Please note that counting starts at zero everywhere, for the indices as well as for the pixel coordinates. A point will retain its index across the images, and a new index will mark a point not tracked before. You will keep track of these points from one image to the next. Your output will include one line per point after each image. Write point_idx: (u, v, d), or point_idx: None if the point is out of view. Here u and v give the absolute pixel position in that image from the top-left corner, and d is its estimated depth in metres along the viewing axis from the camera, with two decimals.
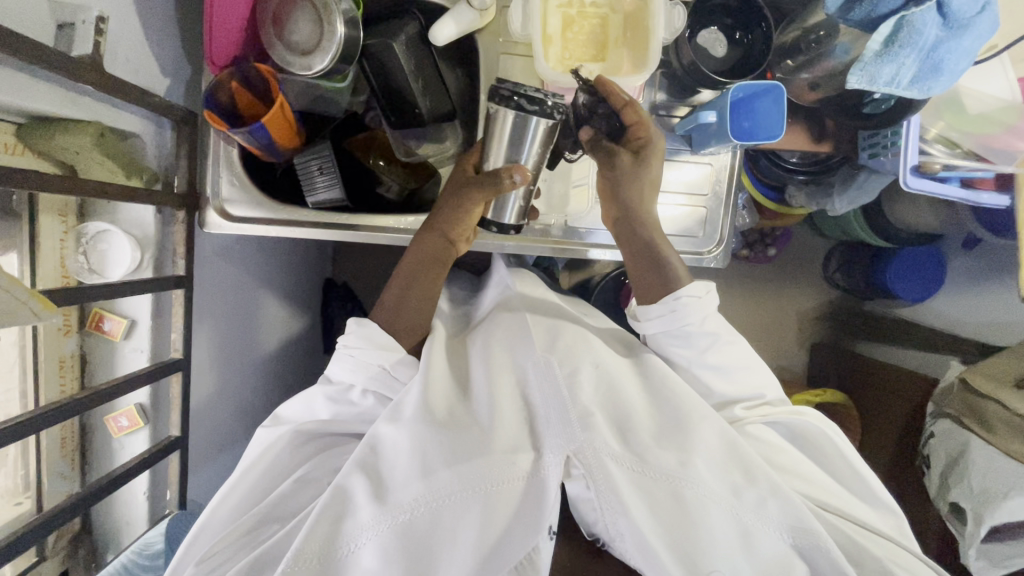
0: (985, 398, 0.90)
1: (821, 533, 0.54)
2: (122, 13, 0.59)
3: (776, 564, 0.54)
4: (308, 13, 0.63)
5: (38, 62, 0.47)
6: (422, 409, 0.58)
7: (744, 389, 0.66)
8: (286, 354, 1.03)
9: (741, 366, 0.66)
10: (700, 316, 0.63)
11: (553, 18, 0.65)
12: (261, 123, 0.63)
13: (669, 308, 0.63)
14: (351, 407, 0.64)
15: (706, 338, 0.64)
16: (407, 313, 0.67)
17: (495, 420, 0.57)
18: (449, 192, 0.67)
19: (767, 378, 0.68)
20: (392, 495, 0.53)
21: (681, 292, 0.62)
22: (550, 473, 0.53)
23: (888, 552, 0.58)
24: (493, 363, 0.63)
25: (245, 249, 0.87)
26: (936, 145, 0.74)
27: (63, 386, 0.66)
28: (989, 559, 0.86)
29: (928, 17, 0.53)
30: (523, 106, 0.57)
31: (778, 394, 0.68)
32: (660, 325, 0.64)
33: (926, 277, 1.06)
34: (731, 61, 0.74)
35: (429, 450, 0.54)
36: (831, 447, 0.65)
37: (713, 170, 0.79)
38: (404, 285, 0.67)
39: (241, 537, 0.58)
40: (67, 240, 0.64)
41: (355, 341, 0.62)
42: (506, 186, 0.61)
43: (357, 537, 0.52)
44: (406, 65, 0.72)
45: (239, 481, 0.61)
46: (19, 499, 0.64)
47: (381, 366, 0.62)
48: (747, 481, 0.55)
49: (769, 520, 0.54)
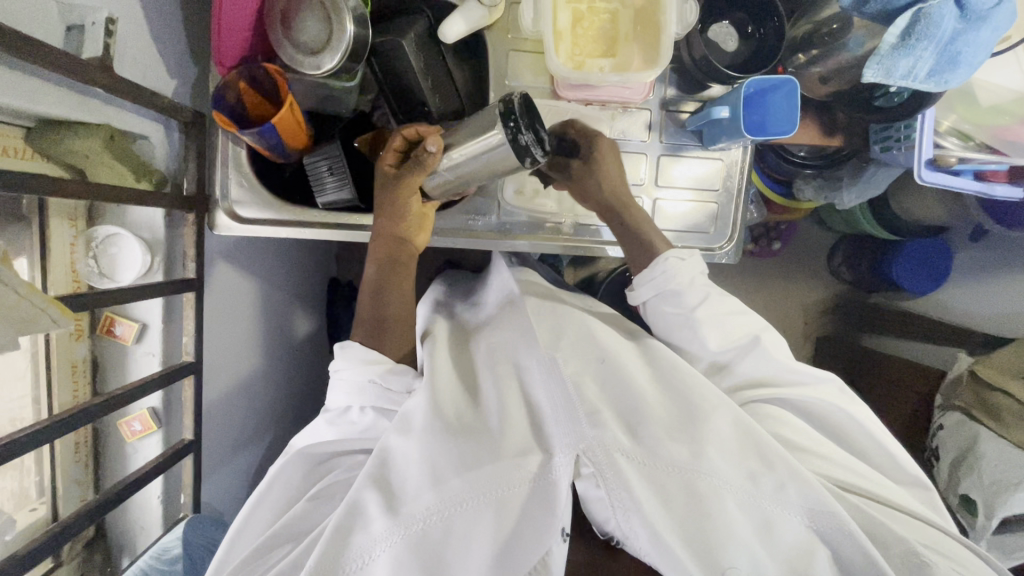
0: (995, 390, 0.89)
1: (841, 513, 0.53)
2: (130, 15, 0.58)
3: (795, 551, 0.54)
4: (315, 12, 0.63)
5: (46, 64, 0.46)
6: (431, 416, 0.57)
7: (737, 335, 0.66)
8: (295, 354, 1.03)
9: (731, 317, 0.66)
10: (688, 277, 0.66)
11: (563, 14, 0.66)
12: (270, 123, 0.62)
13: (658, 272, 0.66)
14: (353, 426, 0.63)
15: (697, 295, 0.65)
16: (392, 305, 0.67)
17: (503, 424, 0.57)
18: (381, 192, 0.67)
19: (759, 322, 0.68)
20: (404, 505, 0.53)
21: (669, 254, 0.66)
22: (560, 474, 0.52)
23: (913, 531, 0.58)
24: (497, 365, 0.63)
25: (253, 250, 0.87)
26: (951, 138, 0.72)
27: (76, 393, 0.65)
28: (999, 549, 0.86)
29: (944, 10, 0.53)
30: (519, 136, 0.58)
31: (775, 340, 0.67)
32: (651, 288, 0.66)
33: (932, 269, 1.06)
34: (743, 55, 0.74)
35: (440, 459, 0.54)
36: (844, 417, 0.65)
37: (724, 166, 0.78)
38: (373, 298, 0.66)
39: (251, 563, 0.58)
40: (77, 243, 0.63)
41: (343, 363, 0.63)
42: (433, 160, 0.64)
43: (372, 549, 0.52)
44: (416, 63, 0.71)
45: (253, 511, 0.62)
46: (31, 505, 0.63)
47: (371, 379, 0.62)
48: (764, 467, 0.55)
49: (786, 505, 0.54)
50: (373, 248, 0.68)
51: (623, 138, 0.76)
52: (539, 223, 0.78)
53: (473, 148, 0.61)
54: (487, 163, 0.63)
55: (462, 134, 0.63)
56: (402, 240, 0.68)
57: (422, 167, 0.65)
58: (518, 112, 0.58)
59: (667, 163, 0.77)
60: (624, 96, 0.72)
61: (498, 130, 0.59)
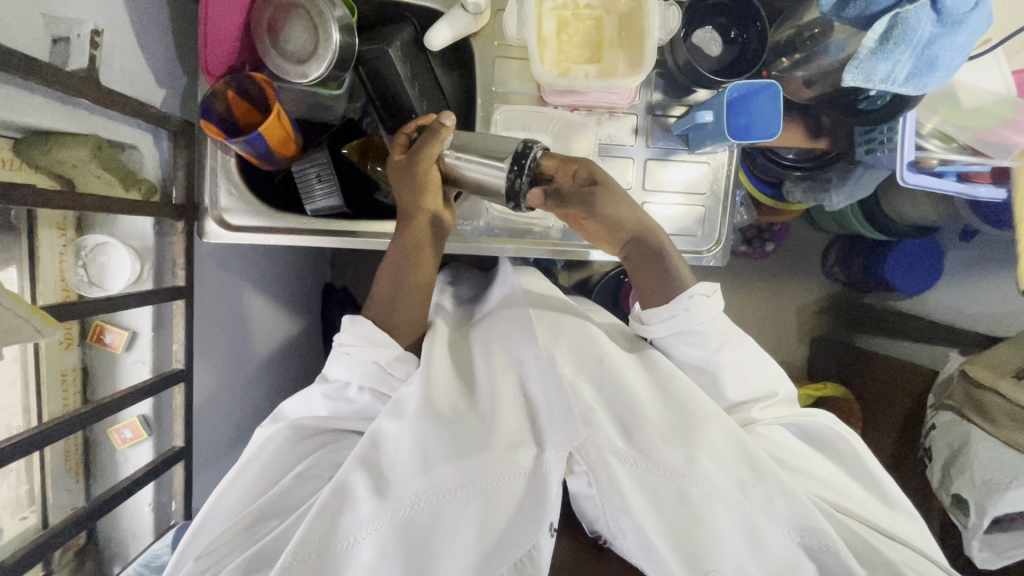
0: (984, 389, 0.90)
1: (828, 533, 0.54)
2: (116, 26, 0.59)
3: (782, 563, 0.54)
4: (302, 21, 0.63)
5: (32, 76, 0.47)
6: (426, 406, 0.57)
7: (758, 389, 0.66)
8: (288, 360, 1.04)
9: (751, 364, 0.65)
10: (711, 315, 0.63)
11: (549, 21, 0.67)
12: (257, 132, 0.63)
13: (681, 308, 0.63)
14: (350, 404, 0.64)
15: (719, 336, 0.63)
16: (400, 309, 0.66)
17: (497, 415, 0.57)
18: (398, 173, 0.67)
19: (777, 373, 0.67)
20: (393, 488, 0.54)
21: (693, 290, 0.62)
22: (551, 469, 0.53)
23: (901, 555, 0.58)
24: (493, 359, 0.63)
25: (244, 256, 0.87)
26: (933, 140, 0.74)
27: (65, 401, 0.65)
28: (991, 549, 0.86)
29: (922, 14, 0.53)
30: (516, 180, 0.62)
31: (789, 389, 0.67)
32: (669, 326, 0.64)
33: (925, 270, 1.07)
34: (726, 60, 0.74)
35: (431, 445, 0.55)
36: (843, 443, 0.66)
37: (711, 169, 0.78)
38: (388, 272, 0.66)
39: (234, 538, 0.57)
40: (67, 252, 0.63)
41: (350, 338, 0.63)
42: (445, 130, 0.63)
43: (357, 531, 0.52)
44: (402, 71, 0.73)
45: (237, 480, 0.61)
46: (24, 514, 0.63)
47: (377, 361, 0.63)
48: (755, 478, 0.55)
49: (774, 517, 0.54)
50: (394, 242, 0.68)
51: (610, 143, 0.77)
52: (526, 229, 0.79)
53: (478, 157, 0.64)
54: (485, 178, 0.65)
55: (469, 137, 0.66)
56: (423, 213, 0.67)
57: (434, 136, 0.64)
58: (530, 160, 0.62)
59: (656, 167, 0.77)
60: (611, 101, 0.72)
61: (500, 165, 0.63)
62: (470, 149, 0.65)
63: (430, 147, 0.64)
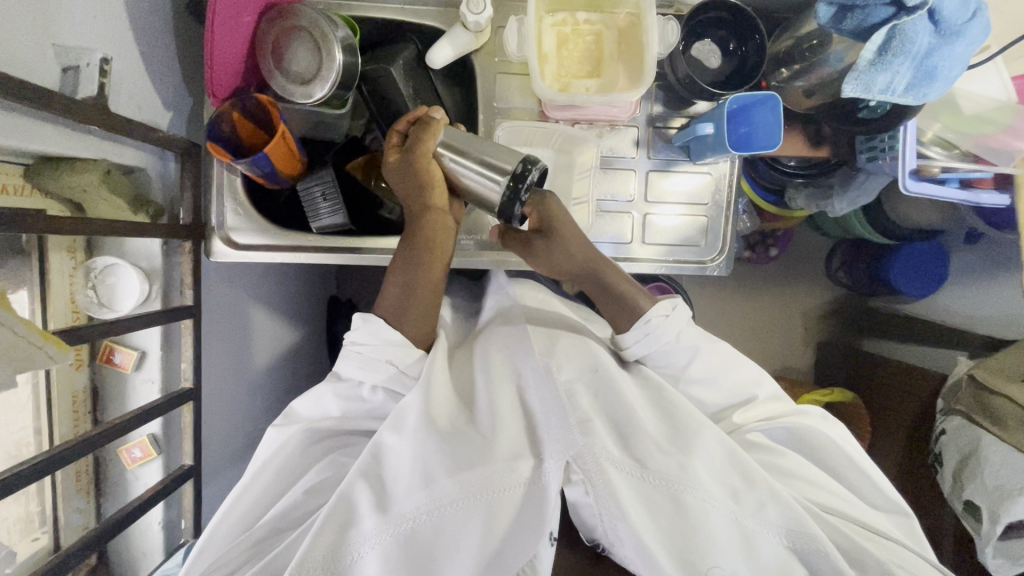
0: (992, 393, 0.89)
1: (818, 535, 0.54)
2: (124, 52, 0.60)
3: (776, 568, 0.54)
4: (305, 42, 0.64)
5: (40, 104, 0.48)
6: (425, 418, 0.57)
7: (735, 393, 0.68)
8: (295, 374, 1.04)
9: (725, 368, 0.67)
10: (675, 332, 0.65)
11: (548, 37, 0.68)
12: (263, 152, 0.64)
13: (642, 333, 0.65)
14: (361, 403, 0.65)
15: (686, 353, 0.66)
16: (409, 320, 0.64)
17: (496, 428, 0.57)
18: (397, 176, 0.67)
19: (756, 374, 0.69)
20: (394, 504, 0.53)
21: (651, 314, 0.64)
22: (550, 479, 0.53)
23: (890, 553, 0.58)
24: (493, 369, 0.63)
25: (251, 274, 0.88)
26: (934, 146, 0.74)
27: (76, 423, 0.66)
28: (1006, 557, 0.85)
29: (919, 25, 0.54)
30: (511, 201, 0.61)
31: (771, 388, 0.69)
32: (645, 348, 0.66)
33: (929, 271, 1.06)
34: (725, 73, 0.75)
35: (432, 459, 0.55)
36: (836, 449, 0.65)
37: (713, 180, 0.79)
38: (402, 271, 0.65)
39: (246, 552, 0.58)
40: (76, 275, 0.64)
41: (361, 337, 0.62)
42: (434, 125, 0.65)
43: (361, 546, 0.52)
44: (405, 90, 0.75)
45: (250, 483, 0.61)
46: (36, 534, 0.62)
47: (388, 360, 0.62)
48: (746, 485, 0.55)
49: (769, 525, 0.54)
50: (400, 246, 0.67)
51: (612, 154, 0.77)
52: None
53: (474, 163, 0.63)
54: (480, 174, 0.63)
55: (466, 138, 0.64)
56: (432, 208, 0.66)
57: (427, 133, 0.65)
58: (527, 185, 0.61)
59: (658, 178, 0.78)
60: (613, 114, 0.72)
61: (499, 181, 0.62)
62: (469, 156, 0.63)
63: (423, 143, 0.65)
